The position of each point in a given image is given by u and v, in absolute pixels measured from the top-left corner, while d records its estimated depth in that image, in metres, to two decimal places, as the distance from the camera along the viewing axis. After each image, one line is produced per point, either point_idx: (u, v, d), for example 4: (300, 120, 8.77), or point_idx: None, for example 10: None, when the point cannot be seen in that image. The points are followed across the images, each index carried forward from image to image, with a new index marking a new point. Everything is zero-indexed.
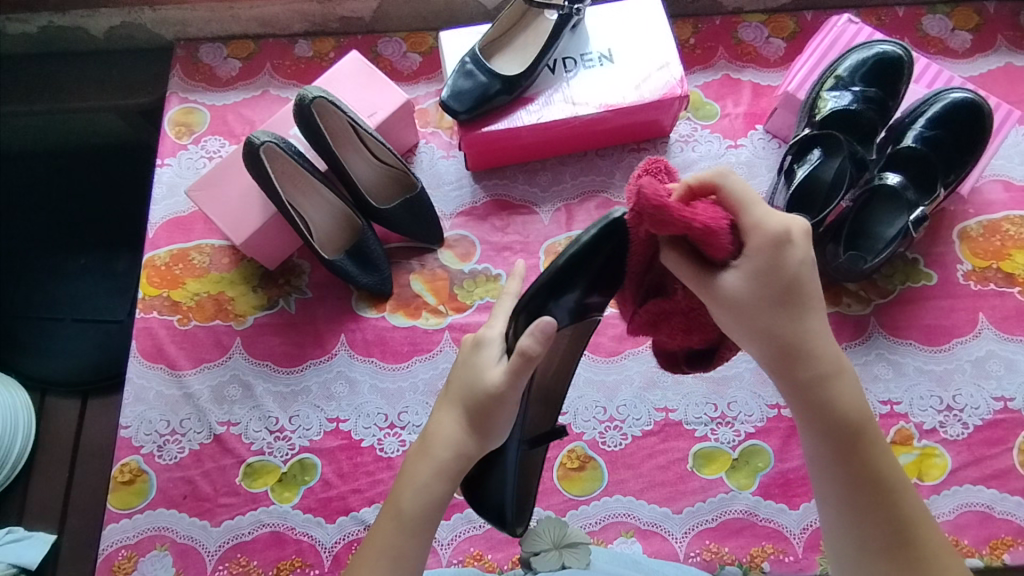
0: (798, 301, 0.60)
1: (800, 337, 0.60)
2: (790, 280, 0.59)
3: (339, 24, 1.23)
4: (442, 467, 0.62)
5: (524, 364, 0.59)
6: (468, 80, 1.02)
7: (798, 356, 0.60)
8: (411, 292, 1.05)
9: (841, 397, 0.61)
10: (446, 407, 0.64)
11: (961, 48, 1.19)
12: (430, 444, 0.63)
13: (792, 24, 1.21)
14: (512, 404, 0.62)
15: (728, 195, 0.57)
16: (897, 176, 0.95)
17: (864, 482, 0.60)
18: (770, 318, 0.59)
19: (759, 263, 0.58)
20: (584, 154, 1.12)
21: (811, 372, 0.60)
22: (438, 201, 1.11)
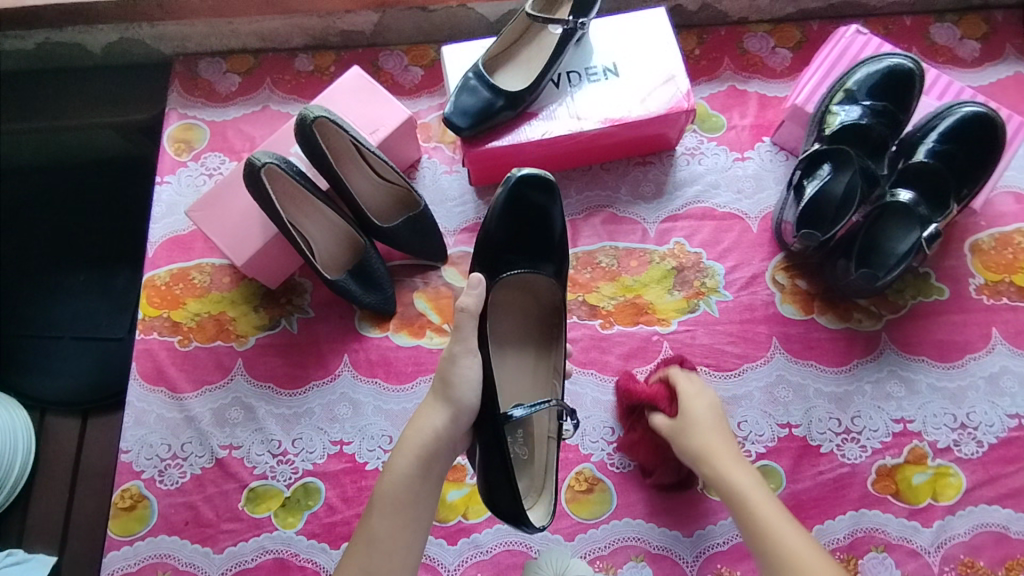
0: (727, 446, 0.82)
1: (726, 469, 0.79)
2: (718, 426, 0.83)
3: (339, 38, 1.21)
4: (411, 444, 0.74)
5: (464, 317, 0.73)
6: (471, 96, 0.98)
7: (720, 481, 0.79)
8: (415, 310, 1.05)
9: (760, 511, 0.75)
10: (429, 398, 0.76)
11: (970, 57, 1.17)
12: (411, 430, 0.75)
13: (798, 34, 1.20)
14: (467, 357, 0.74)
15: (686, 388, 0.86)
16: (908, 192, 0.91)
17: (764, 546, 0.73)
18: (700, 447, 0.82)
19: (694, 400, 0.85)
20: (589, 168, 1.12)
21: (734, 495, 0.77)
22: (442, 217, 1.11)
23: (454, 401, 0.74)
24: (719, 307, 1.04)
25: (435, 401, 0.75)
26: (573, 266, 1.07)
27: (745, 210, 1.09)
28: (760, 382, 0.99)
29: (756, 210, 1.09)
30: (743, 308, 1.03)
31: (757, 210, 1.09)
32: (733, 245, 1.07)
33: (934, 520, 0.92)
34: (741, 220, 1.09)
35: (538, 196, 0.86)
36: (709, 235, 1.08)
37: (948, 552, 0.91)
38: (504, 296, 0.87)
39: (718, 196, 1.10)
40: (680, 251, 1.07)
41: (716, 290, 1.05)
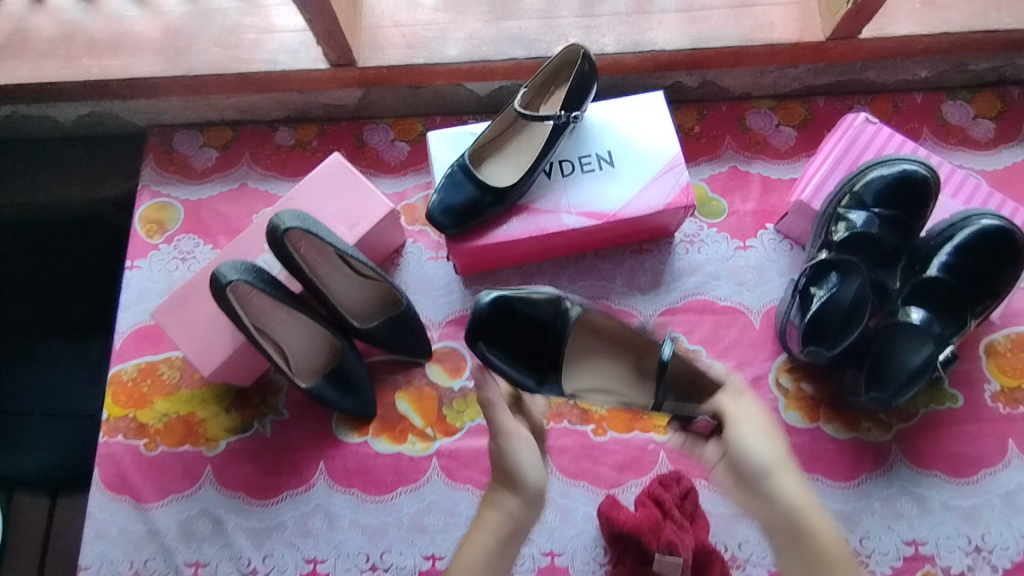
0: (782, 447, 0.69)
1: (785, 494, 0.67)
2: (770, 425, 0.70)
3: (322, 111, 1.15)
4: (489, 538, 0.72)
5: (489, 409, 0.78)
6: (457, 192, 0.92)
7: (777, 510, 0.67)
8: (396, 413, 0.98)
9: (814, 527, 0.66)
10: (496, 487, 0.76)
11: (984, 137, 1.11)
12: (484, 515, 0.74)
13: (803, 111, 1.14)
14: (517, 441, 0.76)
15: (724, 399, 0.70)
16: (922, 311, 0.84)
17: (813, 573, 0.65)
18: (763, 456, 0.67)
19: (749, 408, 0.70)
20: (583, 255, 1.06)
21: (802, 525, 0.66)
22: (427, 308, 1.05)
23: (524, 488, 0.74)
24: None
25: (506, 484, 0.75)
26: None
27: (748, 304, 1.03)
28: None
29: (760, 304, 1.03)
30: None
31: (760, 304, 1.03)
32: (735, 342, 1.01)
33: None
34: (743, 315, 1.03)
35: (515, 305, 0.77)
36: (708, 331, 1.02)
37: None
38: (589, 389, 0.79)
39: (719, 287, 1.04)
40: (678, 348, 1.01)
41: None
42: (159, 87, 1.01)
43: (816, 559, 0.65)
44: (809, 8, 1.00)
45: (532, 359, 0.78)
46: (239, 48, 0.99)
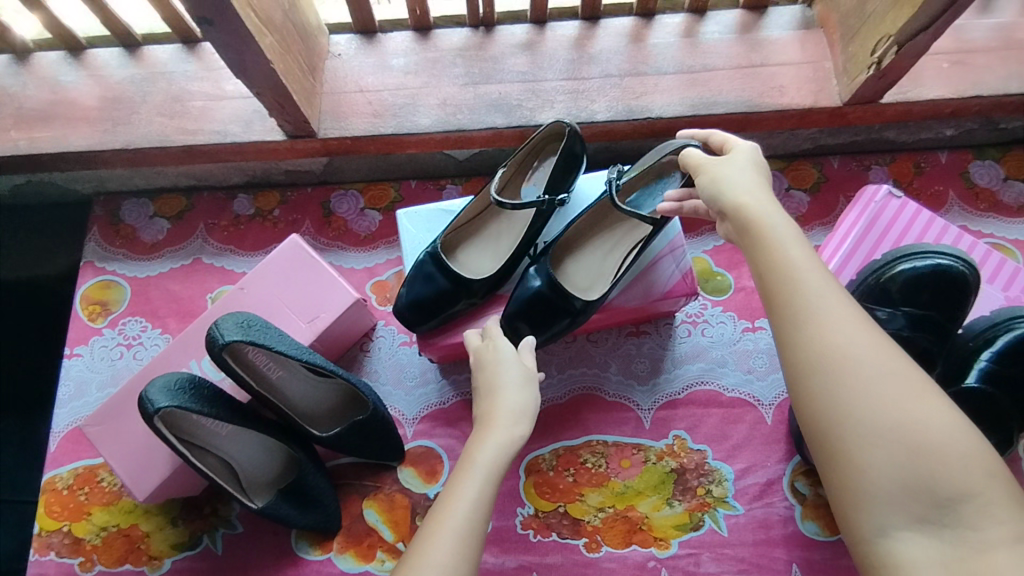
0: (755, 182, 0.62)
1: (735, 192, 0.61)
2: (754, 167, 0.64)
3: (284, 176, 1.04)
4: (496, 447, 0.67)
5: (528, 349, 0.78)
6: (428, 285, 0.81)
7: (728, 202, 0.61)
8: (364, 524, 0.87)
9: (796, 279, 0.55)
10: (495, 390, 0.73)
11: (1016, 202, 1.01)
12: (490, 424, 0.70)
13: (815, 172, 1.04)
14: (527, 366, 0.76)
15: (699, 156, 0.67)
16: None
17: (765, 265, 0.57)
18: (727, 185, 0.62)
19: (731, 156, 0.65)
20: (574, 339, 0.96)
21: (747, 215, 0.59)
22: (399, 401, 0.94)
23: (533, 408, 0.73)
24: (728, 524, 0.86)
25: (502, 396, 0.72)
26: (554, 466, 0.90)
27: (758, 395, 0.93)
28: None
29: (771, 394, 0.93)
30: (757, 525, 0.86)
31: (772, 395, 0.93)
32: (744, 440, 0.90)
33: None
34: (753, 408, 0.92)
35: (523, 290, 0.82)
36: (714, 427, 0.91)
37: None
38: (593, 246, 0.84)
39: (725, 375, 0.94)
40: (680, 447, 0.91)
41: (724, 500, 0.88)
42: (98, 160, 0.91)
43: (774, 265, 0.56)
44: (823, 68, 0.90)
45: (560, 293, 0.80)
46: (185, 117, 0.90)
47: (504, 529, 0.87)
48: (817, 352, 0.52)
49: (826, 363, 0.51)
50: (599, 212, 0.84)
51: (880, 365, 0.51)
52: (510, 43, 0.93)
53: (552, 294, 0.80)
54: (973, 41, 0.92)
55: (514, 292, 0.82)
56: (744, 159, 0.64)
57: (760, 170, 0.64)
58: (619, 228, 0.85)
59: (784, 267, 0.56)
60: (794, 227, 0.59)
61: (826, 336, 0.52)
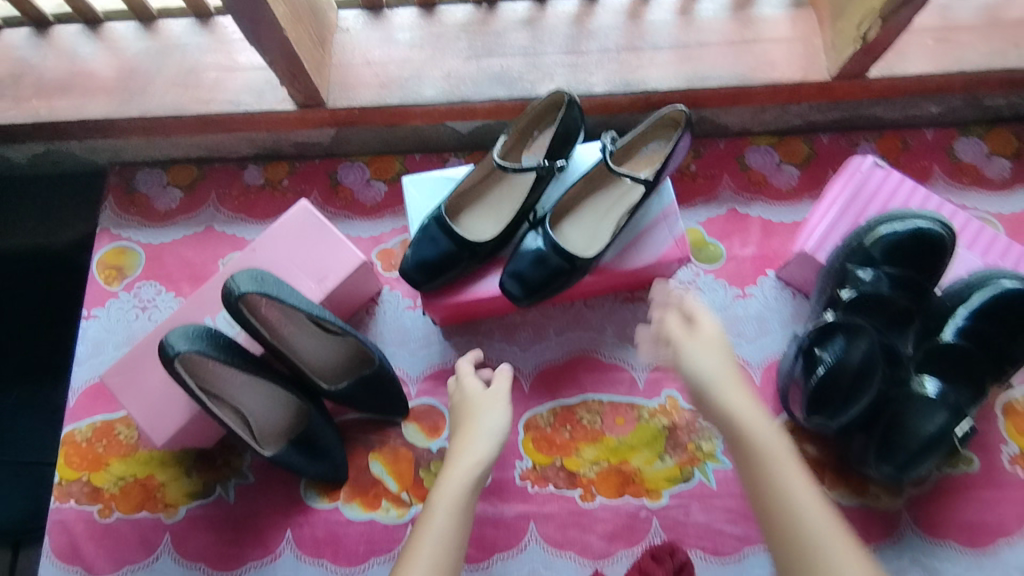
0: (734, 374, 0.72)
1: (725, 387, 0.71)
2: (726, 352, 0.75)
3: (293, 148, 1.09)
4: (472, 453, 0.78)
5: (502, 377, 0.88)
6: (432, 246, 0.85)
7: (716, 394, 0.71)
8: (370, 476, 0.92)
9: (774, 475, 0.65)
10: (467, 420, 0.83)
11: (998, 177, 1.05)
12: (462, 445, 0.79)
13: (805, 148, 1.08)
14: (500, 400, 0.85)
15: (666, 318, 0.79)
16: (934, 382, 0.76)
17: (748, 466, 0.67)
18: (707, 374, 0.72)
19: (706, 339, 0.75)
20: (571, 304, 1.01)
21: (732, 412, 0.70)
22: (403, 361, 0.99)
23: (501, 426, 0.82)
24: (716, 477, 0.91)
25: (475, 420, 0.82)
26: (551, 423, 0.95)
27: (747, 358, 0.97)
28: (764, 569, 0.87)
29: (759, 357, 0.97)
30: None
31: (760, 357, 0.97)
32: None
33: None
34: (742, 370, 0.96)
35: (520, 256, 0.85)
36: None
37: None
38: (589, 210, 0.89)
39: None
40: (672, 406, 0.95)
41: (712, 455, 0.92)
42: (116, 127, 0.95)
43: (774, 486, 0.65)
44: (813, 45, 0.94)
45: (556, 253, 0.84)
46: (199, 88, 0.94)
47: (504, 481, 0.92)
48: (804, 548, 0.60)
49: (805, 549, 0.60)
50: (596, 178, 0.89)
51: (834, 532, 0.61)
52: (512, 19, 0.97)
53: (550, 251, 0.84)
54: (958, 20, 0.96)
55: (512, 258, 0.86)
56: (714, 333, 0.76)
57: (726, 342, 0.76)
58: (615, 190, 0.89)
59: (774, 485, 0.65)
60: (785, 441, 0.68)
61: (802, 520, 0.62)
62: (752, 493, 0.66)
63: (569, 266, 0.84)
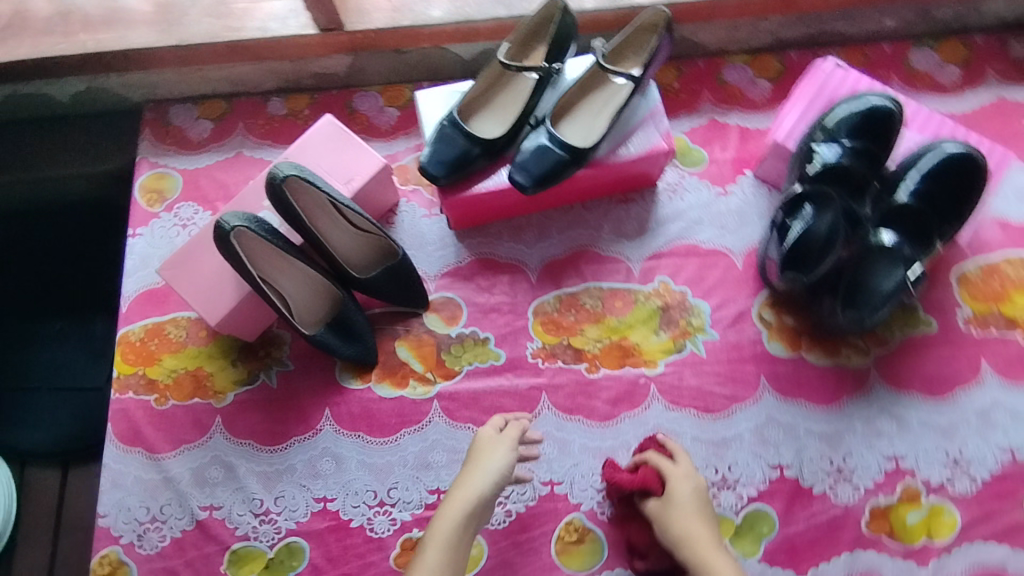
0: (692, 506, 0.88)
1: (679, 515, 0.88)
2: (697, 495, 0.90)
3: (312, 80, 1.19)
4: (469, 494, 0.86)
5: (516, 430, 0.93)
6: (447, 144, 0.96)
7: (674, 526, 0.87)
8: (397, 359, 1.03)
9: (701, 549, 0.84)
10: (473, 467, 0.89)
11: (950, 82, 1.16)
12: (464, 481, 0.88)
13: (777, 64, 1.19)
14: (504, 447, 0.91)
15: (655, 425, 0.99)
16: (890, 235, 0.88)
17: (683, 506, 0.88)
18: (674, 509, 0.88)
19: (681, 480, 0.90)
20: (570, 207, 1.12)
21: (675, 510, 0.88)
22: (422, 262, 1.10)
23: (500, 476, 0.88)
24: (706, 347, 1.03)
25: (476, 462, 0.90)
26: (557, 309, 1.06)
27: (729, 246, 1.08)
28: (750, 422, 0.98)
29: (741, 245, 1.08)
30: (731, 347, 1.02)
31: (741, 245, 1.08)
32: (718, 282, 1.06)
33: (929, 560, 0.90)
34: (725, 256, 1.08)
35: (527, 153, 0.96)
36: (693, 272, 1.07)
37: None
38: (586, 108, 0.99)
39: (702, 232, 1.10)
40: (665, 289, 1.06)
41: (702, 329, 1.04)
42: (158, 58, 1.12)
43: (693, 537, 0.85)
44: None
45: (559, 146, 0.95)
46: (230, 18, 1.11)
47: (517, 360, 1.03)
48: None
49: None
50: (588, 80, 1.00)
51: None
52: None
53: (553, 145, 0.95)
54: None
55: (519, 155, 0.96)
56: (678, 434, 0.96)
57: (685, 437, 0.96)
58: (607, 91, 1.00)
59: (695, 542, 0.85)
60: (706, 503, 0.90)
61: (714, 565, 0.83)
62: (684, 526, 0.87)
63: (570, 158, 0.95)
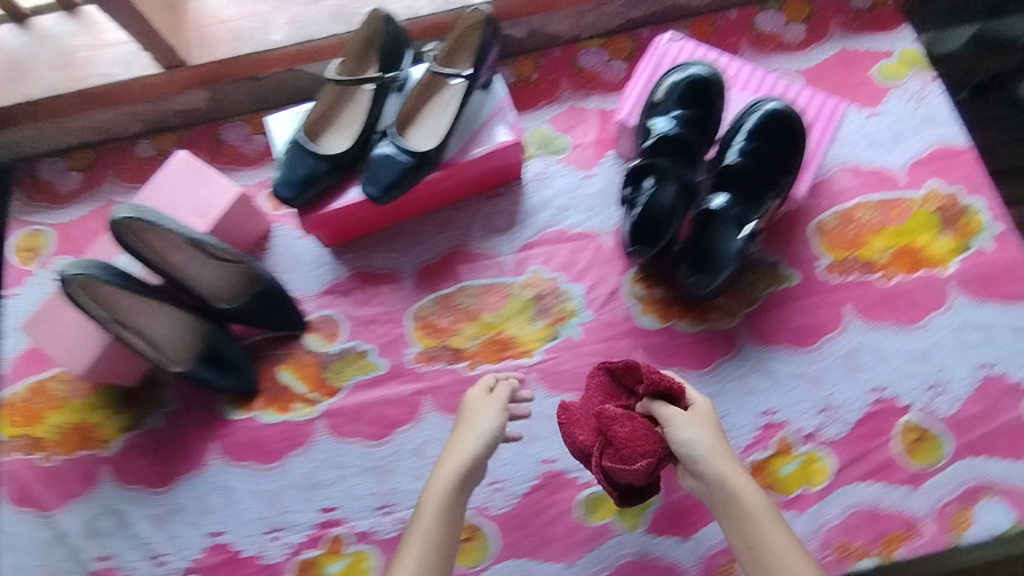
0: (721, 448, 0.78)
1: (714, 463, 0.77)
2: (714, 429, 0.81)
3: (177, 117, 1.19)
4: (462, 458, 0.81)
5: (504, 387, 0.91)
6: (295, 165, 0.96)
7: (706, 467, 0.77)
8: (279, 384, 1.05)
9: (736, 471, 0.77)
10: (461, 429, 0.86)
11: (796, 41, 1.18)
12: (456, 444, 0.84)
13: (630, 44, 1.20)
14: (492, 405, 0.88)
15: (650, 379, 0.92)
16: (721, 197, 0.89)
17: (718, 432, 0.80)
18: (703, 447, 0.78)
19: (698, 416, 0.81)
20: (440, 210, 1.13)
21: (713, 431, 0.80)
22: (299, 283, 1.11)
23: (489, 435, 0.84)
24: (582, 329, 1.04)
25: (460, 432, 0.85)
26: (434, 312, 1.07)
27: (598, 227, 1.10)
28: None
29: (609, 225, 1.10)
30: (605, 325, 1.04)
31: (609, 224, 1.10)
32: (589, 264, 1.08)
33: (808, 508, 0.93)
34: (596, 238, 1.09)
35: (375, 162, 0.97)
36: (565, 257, 1.08)
37: (824, 536, 0.92)
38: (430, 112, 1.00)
39: (570, 217, 1.11)
40: (538, 278, 1.08)
41: (576, 312, 1.05)
42: (11, 116, 1.11)
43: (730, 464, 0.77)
44: None
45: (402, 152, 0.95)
46: (73, 68, 1.10)
47: (398, 368, 1.05)
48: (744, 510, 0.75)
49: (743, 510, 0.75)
50: (427, 85, 1.00)
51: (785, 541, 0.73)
52: None
53: (396, 153, 0.96)
54: None
55: (367, 166, 0.97)
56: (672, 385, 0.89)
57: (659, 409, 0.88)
58: (448, 91, 1.00)
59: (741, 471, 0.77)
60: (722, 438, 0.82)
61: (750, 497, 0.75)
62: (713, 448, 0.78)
63: (414, 162, 0.96)
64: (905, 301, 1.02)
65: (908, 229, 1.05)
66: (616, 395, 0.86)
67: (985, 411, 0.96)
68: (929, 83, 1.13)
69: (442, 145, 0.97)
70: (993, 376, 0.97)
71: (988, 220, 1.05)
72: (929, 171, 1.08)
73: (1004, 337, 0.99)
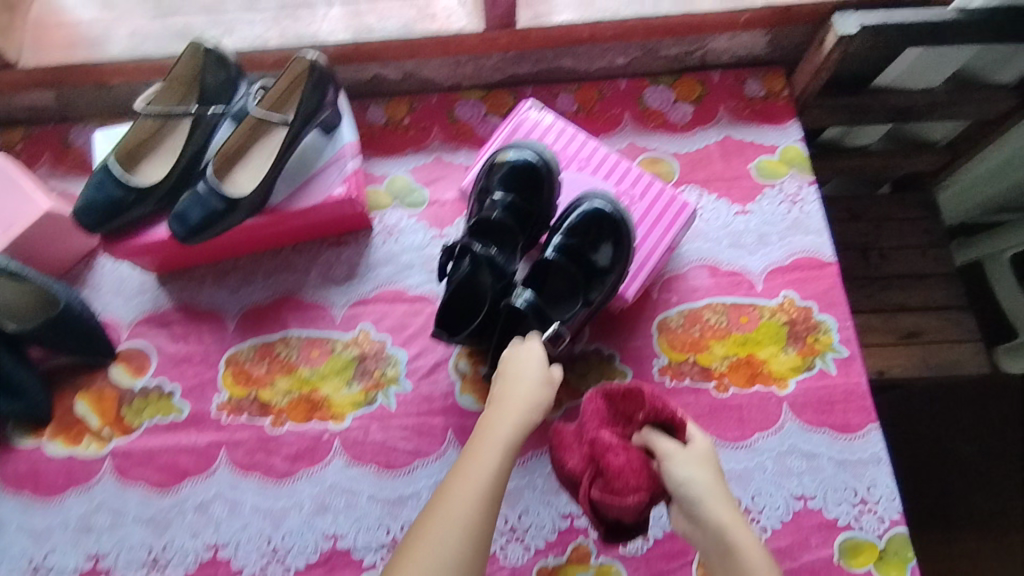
0: (721, 491, 0.68)
1: (712, 507, 0.66)
2: (717, 473, 0.71)
3: (24, 113, 1.12)
4: (506, 437, 0.71)
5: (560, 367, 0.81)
6: (98, 192, 0.91)
7: (703, 509, 0.67)
8: (74, 415, 1.00)
9: (725, 515, 0.66)
10: (507, 400, 0.75)
11: (681, 121, 1.12)
12: (504, 415, 0.73)
13: (510, 100, 1.14)
14: (543, 381, 0.78)
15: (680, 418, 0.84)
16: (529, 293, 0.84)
17: (714, 472, 0.70)
18: (700, 487, 0.68)
19: (699, 453, 0.72)
20: (281, 250, 1.08)
21: (705, 470, 0.70)
22: (119, 307, 1.05)
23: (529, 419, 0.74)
24: (396, 399, 0.99)
25: (526, 390, 0.76)
26: (250, 359, 1.02)
27: (437, 292, 1.05)
28: (430, 479, 0.95)
29: None
30: (422, 399, 0.99)
31: None
32: (420, 330, 1.03)
33: None
34: (432, 303, 1.04)
35: (189, 199, 0.91)
36: (397, 320, 1.03)
37: None
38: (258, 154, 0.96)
39: (411, 277, 1.05)
40: (364, 338, 1.02)
41: (396, 380, 1.00)
42: None
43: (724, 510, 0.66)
44: None
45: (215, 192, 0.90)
46: None
47: (200, 415, 0.99)
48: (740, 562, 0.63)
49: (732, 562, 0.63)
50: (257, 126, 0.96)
51: None
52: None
53: (208, 193, 0.90)
54: None
55: (181, 202, 0.91)
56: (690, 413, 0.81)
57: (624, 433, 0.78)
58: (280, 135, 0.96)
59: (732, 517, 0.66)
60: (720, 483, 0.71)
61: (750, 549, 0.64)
62: (708, 490, 0.68)
63: (228, 207, 0.91)
64: (735, 417, 0.97)
65: (753, 339, 1.00)
66: (612, 423, 0.77)
67: (794, 547, 0.91)
68: (806, 187, 1.07)
69: (261, 193, 0.92)
70: (807, 509, 0.92)
71: (837, 341, 0.99)
72: (787, 281, 1.03)
73: (827, 470, 0.94)
